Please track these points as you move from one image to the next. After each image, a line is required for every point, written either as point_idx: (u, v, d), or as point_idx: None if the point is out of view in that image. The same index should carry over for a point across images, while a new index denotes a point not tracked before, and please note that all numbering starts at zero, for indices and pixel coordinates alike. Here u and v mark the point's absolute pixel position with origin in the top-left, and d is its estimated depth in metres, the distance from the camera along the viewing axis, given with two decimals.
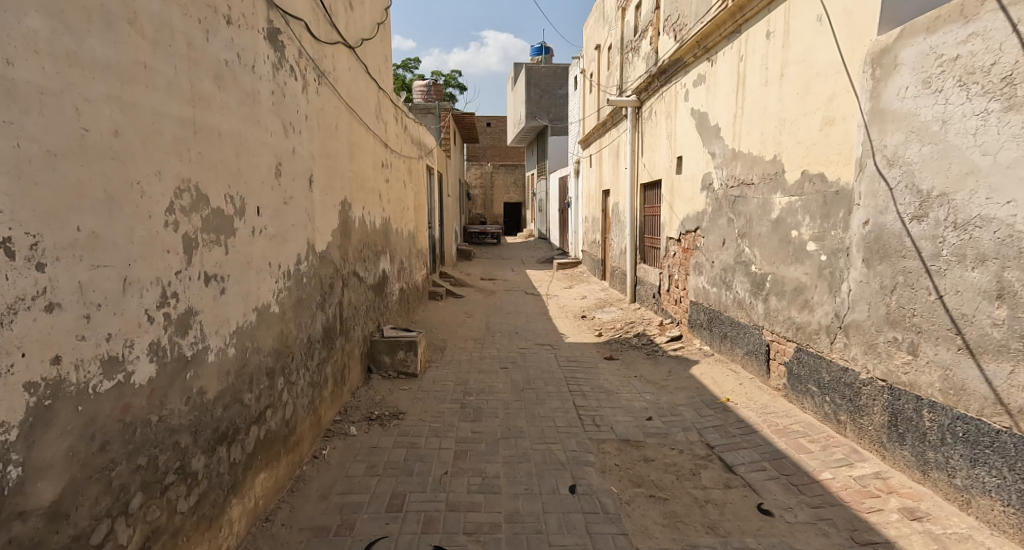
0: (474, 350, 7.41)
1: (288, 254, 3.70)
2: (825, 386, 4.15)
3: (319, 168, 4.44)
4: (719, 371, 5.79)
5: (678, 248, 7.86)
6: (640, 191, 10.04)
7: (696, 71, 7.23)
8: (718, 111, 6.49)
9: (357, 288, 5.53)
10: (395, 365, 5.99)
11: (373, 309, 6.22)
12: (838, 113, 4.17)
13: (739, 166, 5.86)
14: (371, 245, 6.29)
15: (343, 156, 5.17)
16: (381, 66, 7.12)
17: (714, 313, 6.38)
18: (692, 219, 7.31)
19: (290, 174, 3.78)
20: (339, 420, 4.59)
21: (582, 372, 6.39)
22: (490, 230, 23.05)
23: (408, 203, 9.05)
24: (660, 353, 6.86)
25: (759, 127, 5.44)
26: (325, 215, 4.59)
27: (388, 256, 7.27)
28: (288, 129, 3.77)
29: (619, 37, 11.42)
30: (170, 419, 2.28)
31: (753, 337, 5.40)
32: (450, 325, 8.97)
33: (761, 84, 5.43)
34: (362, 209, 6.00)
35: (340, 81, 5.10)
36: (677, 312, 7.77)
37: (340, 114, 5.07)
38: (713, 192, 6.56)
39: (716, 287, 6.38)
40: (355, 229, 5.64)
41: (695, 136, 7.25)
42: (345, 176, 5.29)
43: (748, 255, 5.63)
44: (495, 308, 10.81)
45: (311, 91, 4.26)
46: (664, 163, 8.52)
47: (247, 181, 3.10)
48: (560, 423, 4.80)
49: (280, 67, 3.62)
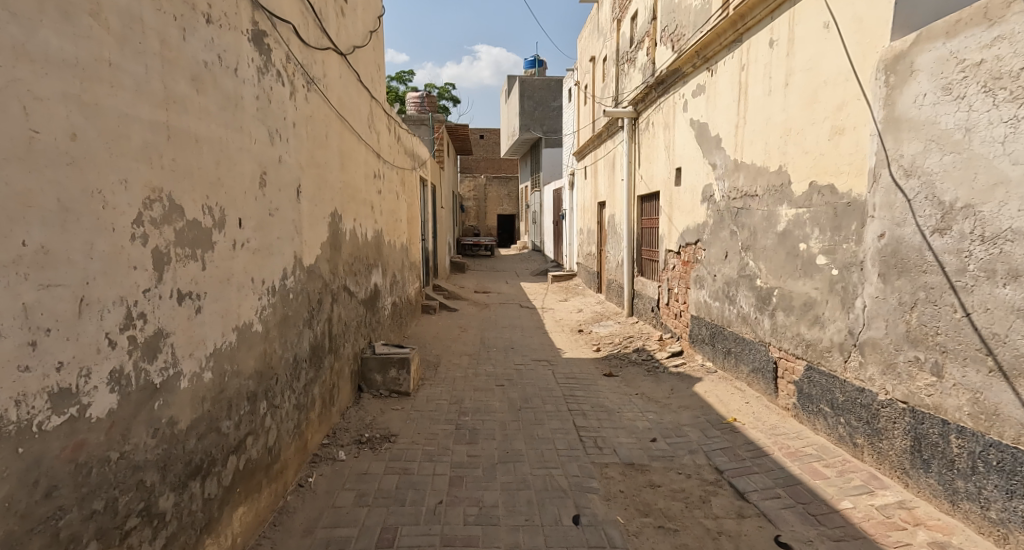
0: (469, 367, 7.18)
1: (273, 269, 3.48)
2: (838, 407, 3.96)
3: (307, 179, 4.24)
4: (724, 389, 5.59)
5: (678, 260, 7.68)
6: (637, 204, 9.88)
7: (695, 81, 7.09)
8: (718, 121, 6.34)
9: (347, 303, 5.31)
10: (386, 384, 5.76)
11: (364, 325, 6.00)
12: (849, 122, 3.99)
13: (742, 178, 5.71)
14: (362, 258, 6.08)
15: (332, 166, 4.96)
16: (374, 75, 6.95)
17: (717, 328, 6.19)
18: (692, 232, 7.13)
19: (275, 183, 3.56)
20: (327, 444, 4.35)
21: (582, 389, 6.18)
22: (483, 242, 22.88)
23: (401, 215, 8.85)
24: (661, 369, 6.65)
25: (763, 137, 5.28)
26: (314, 228, 4.37)
27: (380, 270, 7.05)
28: (274, 137, 3.56)
29: (615, 48, 11.31)
30: (134, 455, 2.05)
31: (759, 354, 5.21)
32: (443, 340, 8.74)
33: (764, 93, 5.27)
34: (354, 221, 5.79)
35: (330, 88, 4.90)
36: (677, 327, 7.58)
37: (330, 123, 4.87)
38: (714, 204, 6.40)
39: (719, 301, 6.20)
40: (346, 242, 5.43)
41: (694, 147, 7.10)
42: (335, 188, 5.08)
43: (752, 268, 5.46)
44: (490, 322, 10.59)
45: (300, 99, 4.06)
46: (662, 175, 8.37)
47: (228, 190, 2.88)
48: (560, 445, 4.58)
49: (265, 71, 3.42)
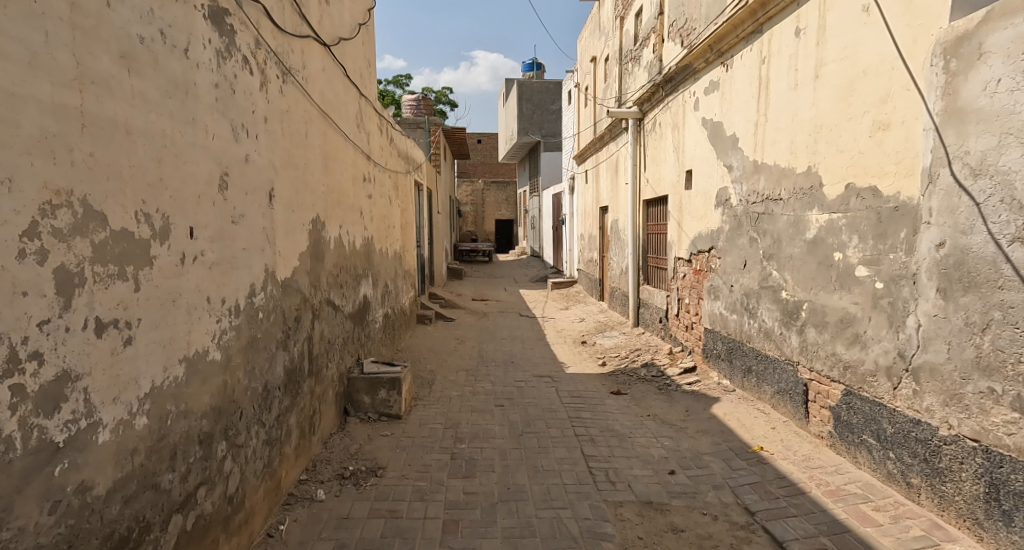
0: (465, 384, 6.69)
1: (237, 285, 2.99)
2: (886, 440, 3.48)
3: (283, 181, 3.76)
4: (746, 411, 5.10)
5: (689, 269, 7.22)
6: (643, 209, 9.41)
7: (708, 77, 6.64)
8: (735, 120, 5.90)
9: (331, 318, 4.83)
10: (375, 406, 5.28)
11: (352, 341, 5.50)
12: (897, 116, 3.53)
13: (764, 180, 5.26)
14: (349, 268, 5.59)
15: (314, 168, 4.48)
16: (363, 71, 6.48)
17: (735, 343, 5.73)
18: (704, 239, 6.67)
19: (240, 186, 3.07)
20: (305, 480, 3.86)
21: (589, 411, 5.69)
22: (481, 248, 22.42)
23: (394, 222, 8.37)
24: (673, 387, 6.16)
25: (788, 135, 4.83)
26: (291, 237, 3.89)
27: (370, 280, 6.57)
28: (240, 133, 3.09)
29: (618, 46, 10.87)
30: (15, 545, 1.61)
31: (786, 374, 4.74)
32: (439, 353, 8.26)
33: (789, 87, 4.83)
34: (340, 229, 5.32)
35: (312, 83, 4.43)
36: (689, 340, 7.11)
37: (312, 119, 4.41)
38: (731, 209, 5.95)
39: (737, 314, 5.74)
40: (330, 251, 4.95)
41: (707, 148, 6.65)
42: (318, 192, 4.61)
43: (776, 279, 5.00)
44: (488, 333, 10.10)
45: (273, 91, 3.59)
46: (670, 178, 7.92)
47: (177, 193, 2.40)
48: (568, 480, 4.10)
49: (228, 56, 2.93)
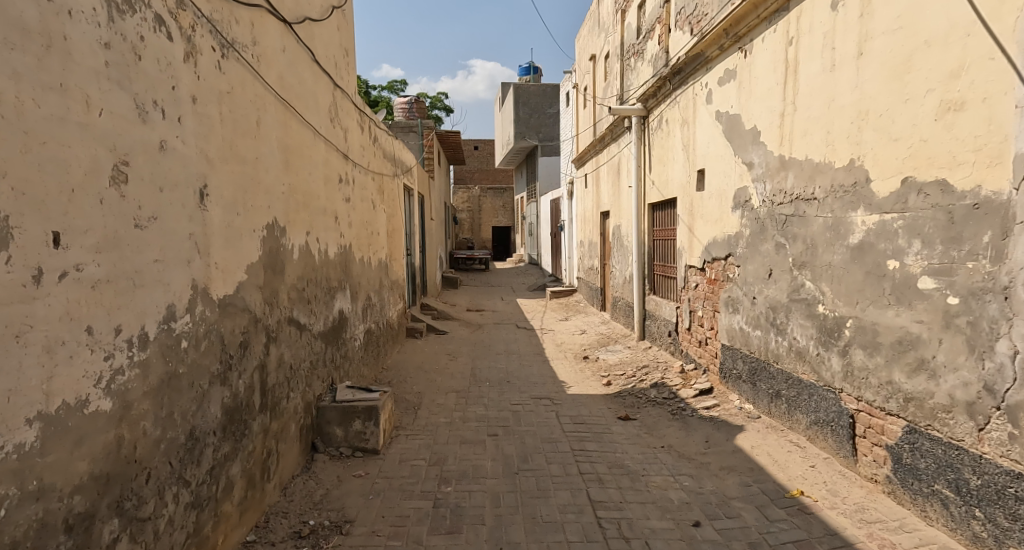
0: (456, 409, 6.01)
1: (144, 307, 2.31)
2: (970, 495, 2.84)
3: (223, 177, 3.09)
4: (775, 442, 4.44)
5: (702, 278, 6.58)
6: (648, 213, 8.75)
7: (721, 66, 6.01)
8: (756, 111, 5.28)
9: (293, 340, 4.15)
10: (349, 440, 4.61)
11: (322, 364, 4.82)
12: (974, 92, 2.90)
13: (792, 178, 4.64)
14: (320, 280, 4.92)
15: (270, 163, 3.81)
16: (338, 60, 5.84)
17: (759, 363, 5.08)
18: (721, 244, 6.03)
19: (152, 179, 2.41)
20: (252, 543, 3.19)
21: (594, 442, 5.01)
22: (477, 256, 21.71)
23: (378, 229, 7.71)
24: (688, 412, 5.50)
25: (823, 125, 4.18)
26: (234, 245, 3.21)
27: (347, 293, 5.88)
28: (152, 112, 2.42)
29: (619, 42, 10.25)
30: None
31: (824, 402, 4.07)
32: (428, 372, 7.57)
33: (824, 69, 4.18)
34: (307, 236, 4.65)
35: (267, 63, 3.77)
36: (703, 356, 6.45)
37: (267, 107, 3.75)
38: (753, 211, 5.32)
39: (761, 330, 5.10)
40: (294, 262, 4.27)
41: (722, 144, 6.01)
42: (276, 193, 3.93)
43: (810, 291, 4.35)
44: (483, 347, 9.40)
45: (207, 66, 2.93)
46: (679, 180, 7.27)
47: (25, 185, 1.77)
48: (572, 535, 3.42)
49: (130, 10, 2.28)
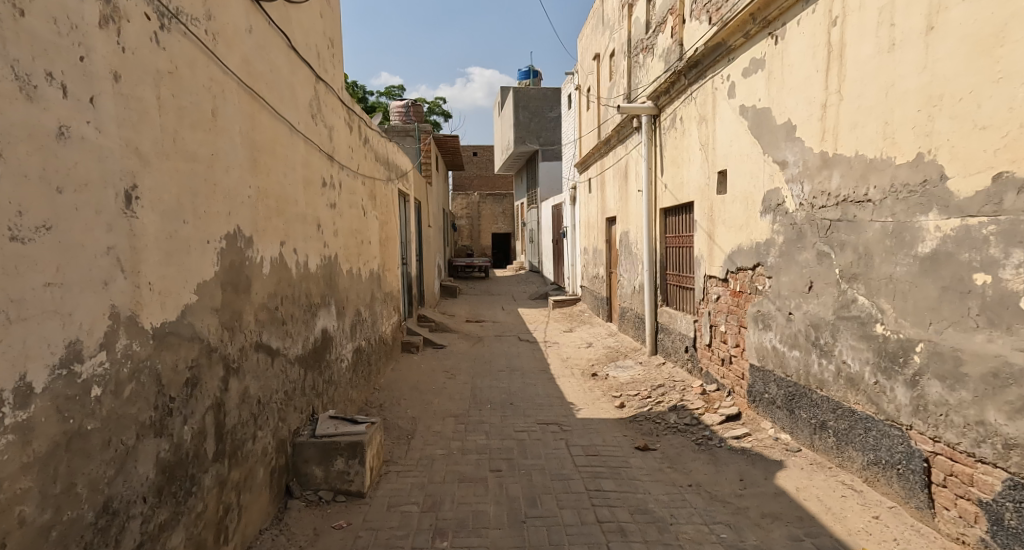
0: (454, 437, 5.41)
1: (25, 346, 1.73)
2: None
3: (164, 175, 2.49)
4: (822, 482, 3.85)
5: (724, 289, 6.00)
6: (660, 218, 8.16)
7: (747, 56, 5.45)
8: (789, 103, 4.72)
9: (261, 369, 3.54)
10: (331, 483, 4.01)
11: (299, 393, 4.21)
12: None
13: (837, 178, 4.06)
14: (297, 297, 4.32)
15: (231, 161, 3.21)
16: (322, 50, 5.25)
17: (798, 389, 4.50)
18: (747, 253, 5.45)
19: (47, 174, 1.82)
20: None
21: (611, 479, 4.40)
22: (477, 264, 21.11)
23: (369, 237, 7.11)
24: (715, 442, 4.91)
25: (880, 114, 3.61)
26: (180, 260, 2.60)
27: (331, 308, 5.27)
28: (46, 87, 1.84)
29: (625, 38, 9.69)
30: None
31: (884, 439, 3.49)
32: (424, 392, 6.96)
33: (880, 49, 3.61)
34: (283, 246, 4.05)
35: (228, 43, 3.18)
36: (726, 376, 5.87)
37: (228, 94, 3.16)
38: (787, 216, 4.75)
39: (799, 350, 4.51)
40: (263, 277, 3.67)
41: (747, 141, 5.44)
42: (240, 197, 3.33)
43: (862, 309, 3.76)
44: (484, 363, 8.78)
45: (139, 35, 2.32)
46: (697, 182, 6.69)
47: None
48: None
49: None
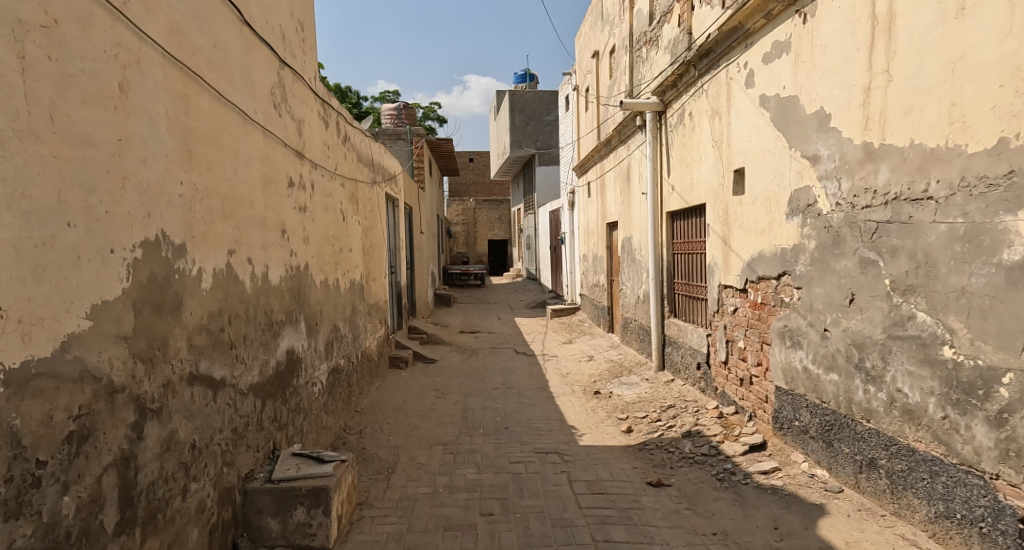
0: (440, 472, 4.77)
1: None
2: None
3: (30, 161, 1.90)
4: (875, 535, 3.23)
5: (743, 300, 5.38)
6: (667, 223, 7.55)
7: (768, 39, 4.85)
8: (820, 89, 4.12)
9: (196, 406, 2.90)
10: (289, 538, 3.37)
11: (252, 429, 3.56)
12: None
13: (886, 172, 3.45)
14: (251, 314, 3.67)
15: (153, 150, 2.59)
16: (286, 31, 4.63)
17: (837, 418, 3.88)
18: (771, 260, 4.83)
19: None
20: None
21: (621, 526, 3.77)
22: (472, 271, 20.47)
23: (350, 245, 6.48)
24: (741, 478, 4.27)
25: (943, 92, 3.02)
26: (62, 275, 2.01)
27: (299, 325, 4.62)
28: None
29: (626, 32, 9.12)
30: None
31: (956, 488, 2.92)
32: (410, 415, 6.31)
33: (942, 15, 3.02)
34: (232, 256, 3.42)
35: (146, 4, 2.59)
36: (747, 398, 5.23)
37: (147, 67, 2.55)
38: (821, 218, 4.12)
39: (838, 375, 3.88)
40: (202, 293, 3.03)
41: (770, 135, 4.83)
42: (167, 195, 2.72)
43: (920, 329, 3.15)
44: (477, 380, 8.14)
45: None
46: (710, 183, 6.08)
47: None
48: None
49: None
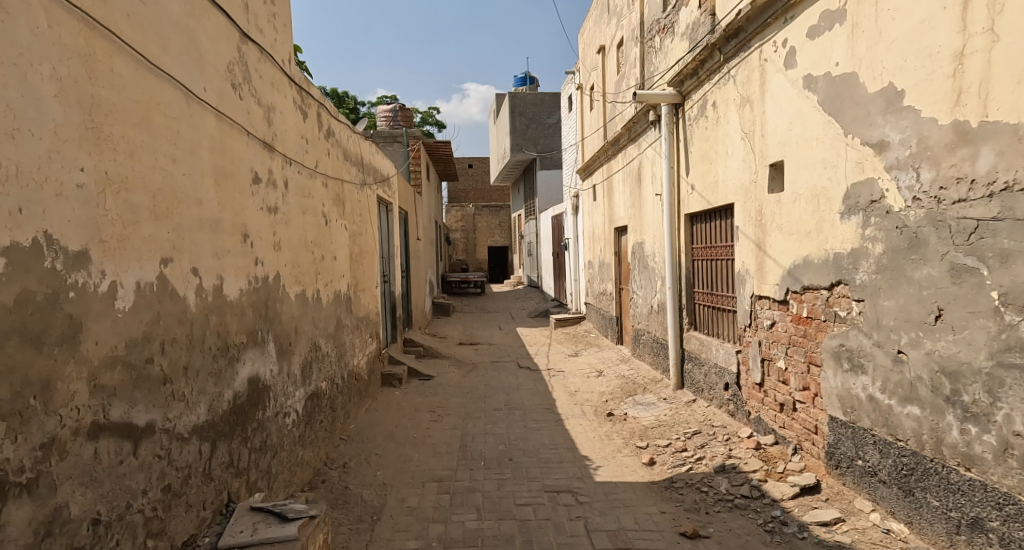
0: (434, 518, 4.04)
1: None
2: None
3: None
4: None
5: (784, 314, 4.65)
6: (685, 226, 6.83)
7: (814, 9, 4.16)
8: (887, 60, 3.42)
9: (103, 466, 2.18)
10: None
11: (194, 484, 2.83)
12: None
13: (993, 156, 2.76)
14: (196, 338, 2.95)
15: (29, 122, 1.91)
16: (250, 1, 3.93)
17: (919, 462, 3.17)
18: (820, 268, 4.11)
19: None
20: None
21: None
22: (472, 279, 19.75)
23: (333, 251, 5.75)
24: (796, 531, 3.54)
25: None
26: None
27: (264, 347, 3.89)
28: None
29: (637, 21, 8.44)
30: None
31: None
32: (401, 444, 5.58)
33: None
34: (167, 265, 2.70)
35: None
36: (790, 427, 4.51)
37: (18, 8, 1.89)
38: (891, 217, 3.40)
39: (920, 408, 3.17)
40: (117, 315, 2.31)
41: (816, 121, 4.13)
42: (62, 186, 2.04)
43: None
44: (478, 400, 7.40)
45: None
46: (738, 179, 5.37)
47: None
48: None
49: None
